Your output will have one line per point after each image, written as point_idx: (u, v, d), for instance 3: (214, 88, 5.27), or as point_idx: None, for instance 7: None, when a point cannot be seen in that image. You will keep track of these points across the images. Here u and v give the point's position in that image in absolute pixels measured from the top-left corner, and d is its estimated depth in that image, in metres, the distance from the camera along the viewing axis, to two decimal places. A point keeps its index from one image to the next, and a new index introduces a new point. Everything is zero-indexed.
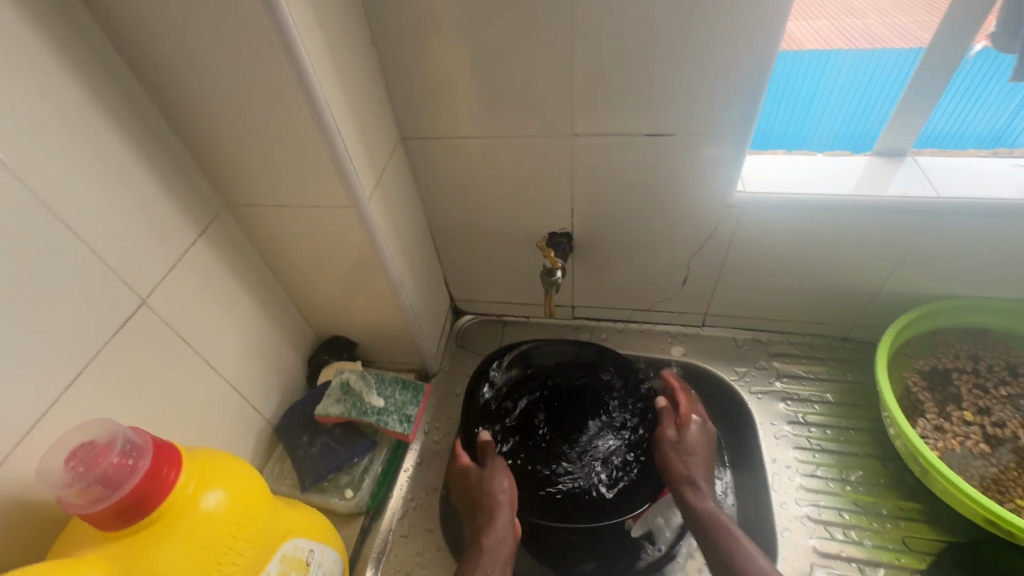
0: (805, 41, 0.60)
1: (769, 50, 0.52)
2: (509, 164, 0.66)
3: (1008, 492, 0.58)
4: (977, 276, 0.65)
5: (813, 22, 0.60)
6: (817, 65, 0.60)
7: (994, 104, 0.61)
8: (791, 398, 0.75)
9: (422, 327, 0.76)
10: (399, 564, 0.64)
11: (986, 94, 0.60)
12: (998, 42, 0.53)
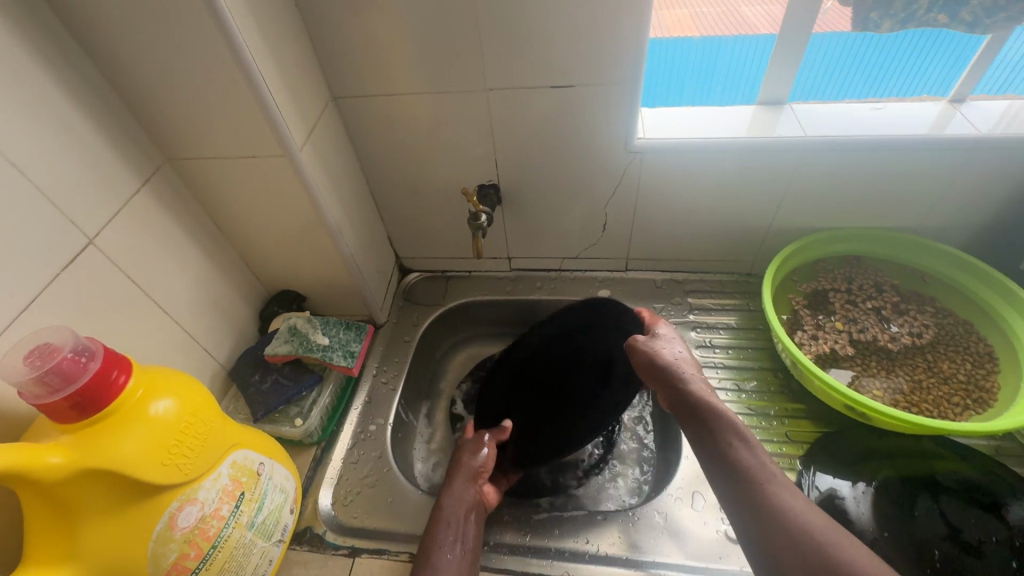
0: (760, 26, 0.69)
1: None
2: (436, 120, 0.73)
3: (867, 385, 0.68)
4: (847, 208, 0.76)
5: (767, 7, 0.69)
6: (756, 49, 0.71)
7: (936, 81, 0.72)
8: (700, 326, 0.84)
9: (366, 278, 0.82)
10: (350, 485, 0.71)
11: (930, 71, 0.71)
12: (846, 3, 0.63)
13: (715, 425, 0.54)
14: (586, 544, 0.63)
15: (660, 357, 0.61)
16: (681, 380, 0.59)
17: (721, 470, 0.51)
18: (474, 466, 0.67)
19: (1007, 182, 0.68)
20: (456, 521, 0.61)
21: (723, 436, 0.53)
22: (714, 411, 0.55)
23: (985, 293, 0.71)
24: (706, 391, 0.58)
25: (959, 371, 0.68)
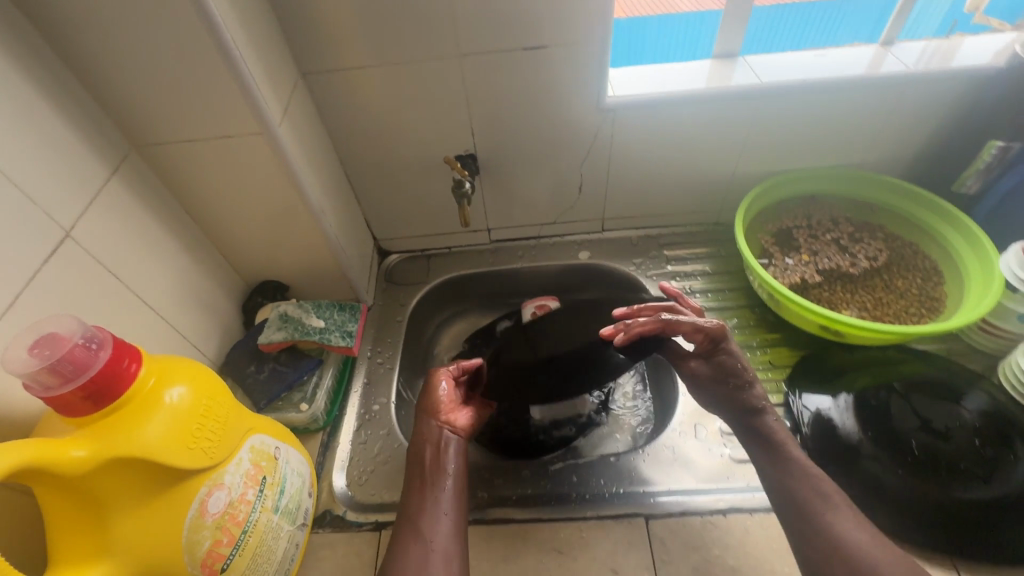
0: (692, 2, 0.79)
1: None
2: (409, 91, 0.72)
3: (836, 306, 0.75)
4: (800, 151, 0.82)
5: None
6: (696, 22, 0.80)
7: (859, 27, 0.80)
8: (678, 276, 0.89)
9: (350, 259, 0.81)
10: (363, 464, 0.70)
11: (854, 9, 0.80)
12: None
13: (783, 464, 0.55)
14: (605, 486, 0.65)
15: (715, 396, 0.62)
16: (755, 415, 0.59)
17: (788, 510, 0.52)
18: (426, 404, 0.64)
19: (936, 112, 0.76)
20: (429, 461, 0.59)
21: (790, 476, 0.53)
22: (786, 451, 0.56)
23: (925, 215, 0.78)
24: (779, 428, 0.58)
25: (912, 287, 0.75)
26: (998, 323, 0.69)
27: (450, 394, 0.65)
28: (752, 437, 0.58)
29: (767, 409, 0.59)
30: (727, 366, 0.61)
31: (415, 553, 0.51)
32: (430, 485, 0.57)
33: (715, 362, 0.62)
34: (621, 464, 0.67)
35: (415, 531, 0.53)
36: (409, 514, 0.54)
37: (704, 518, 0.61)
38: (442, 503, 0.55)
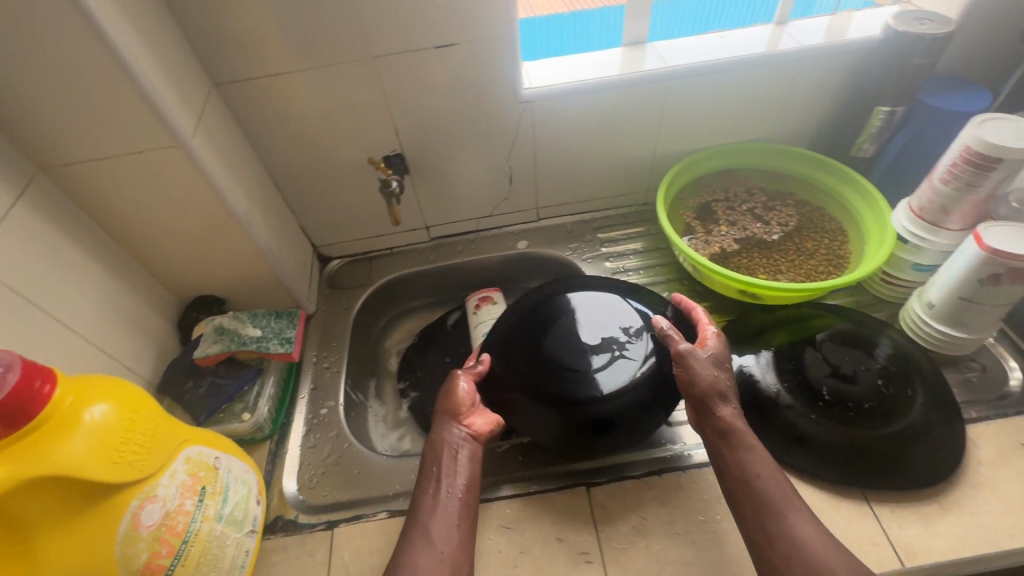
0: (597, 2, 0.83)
1: None
2: (327, 95, 0.73)
3: (754, 271, 0.80)
4: (713, 129, 0.87)
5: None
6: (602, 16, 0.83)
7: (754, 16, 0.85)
8: (612, 257, 0.93)
9: (287, 266, 0.81)
10: (313, 467, 0.71)
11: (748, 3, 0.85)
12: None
13: (743, 458, 0.56)
14: (549, 462, 0.68)
15: (697, 386, 0.59)
16: (728, 414, 0.58)
17: (746, 511, 0.53)
18: (449, 406, 0.64)
19: (829, 84, 0.82)
20: (444, 463, 0.59)
21: (747, 471, 0.55)
22: (738, 445, 0.57)
23: (828, 179, 0.84)
24: (733, 419, 0.58)
25: (820, 247, 0.81)
26: (895, 273, 0.75)
27: (472, 398, 0.65)
28: (719, 433, 0.58)
29: (728, 398, 0.59)
30: (721, 360, 0.61)
31: (424, 556, 0.51)
32: (444, 487, 0.57)
33: (709, 354, 0.61)
34: None
35: (424, 534, 0.53)
36: (421, 516, 0.55)
37: (640, 480, 0.65)
38: (451, 508, 0.55)
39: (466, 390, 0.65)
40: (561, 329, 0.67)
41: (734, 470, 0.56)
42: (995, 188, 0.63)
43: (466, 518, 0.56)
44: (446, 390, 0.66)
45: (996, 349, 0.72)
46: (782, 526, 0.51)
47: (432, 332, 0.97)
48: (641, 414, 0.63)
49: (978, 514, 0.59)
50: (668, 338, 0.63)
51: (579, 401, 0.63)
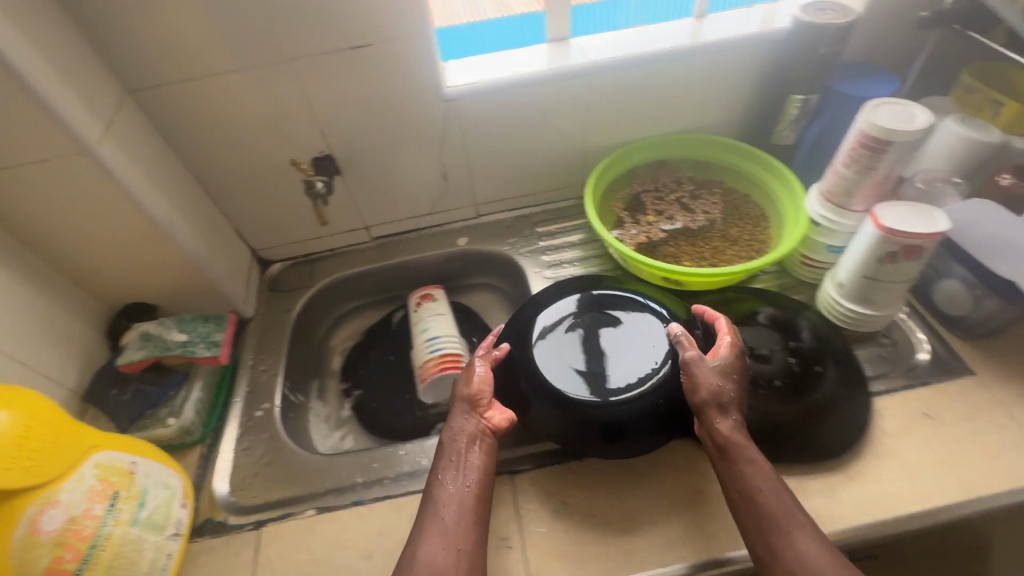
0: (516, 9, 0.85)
1: None
2: (246, 98, 0.73)
3: (680, 258, 0.82)
4: (640, 122, 0.88)
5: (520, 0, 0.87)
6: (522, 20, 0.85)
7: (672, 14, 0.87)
8: (549, 250, 0.94)
9: (219, 270, 0.81)
10: (246, 469, 0.71)
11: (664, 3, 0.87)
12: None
13: (740, 473, 0.56)
14: None
15: (698, 393, 0.59)
16: (734, 429, 0.58)
17: (748, 522, 0.54)
18: (467, 392, 0.65)
19: (747, 74, 0.84)
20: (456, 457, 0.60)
21: (745, 487, 0.55)
22: (737, 458, 0.57)
23: (751, 167, 0.87)
24: (733, 432, 0.58)
25: (743, 233, 0.83)
26: (812, 255, 0.78)
27: (490, 384, 0.65)
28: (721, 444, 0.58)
29: (727, 409, 0.59)
30: (730, 371, 0.61)
31: (433, 551, 0.53)
32: (456, 480, 0.58)
33: (716, 363, 0.61)
34: None
35: (436, 531, 0.54)
36: (432, 510, 0.56)
37: None
38: (460, 503, 0.56)
39: (481, 376, 0.66)
40: (575, 336, 0.72)
41: (738, 483, 0.56)
42: (892, 169, 0.66)
43: (479, 510, 0.57)
44: (466, 375, 0.67)
45: (908, 326, 0.74)
46: (784, 544, 0.52)
47: (378, 331, 0.98)
48: (650, 424, 0.64)
49: (881, 482, 0.61)
50: (680, 343, 0.64)
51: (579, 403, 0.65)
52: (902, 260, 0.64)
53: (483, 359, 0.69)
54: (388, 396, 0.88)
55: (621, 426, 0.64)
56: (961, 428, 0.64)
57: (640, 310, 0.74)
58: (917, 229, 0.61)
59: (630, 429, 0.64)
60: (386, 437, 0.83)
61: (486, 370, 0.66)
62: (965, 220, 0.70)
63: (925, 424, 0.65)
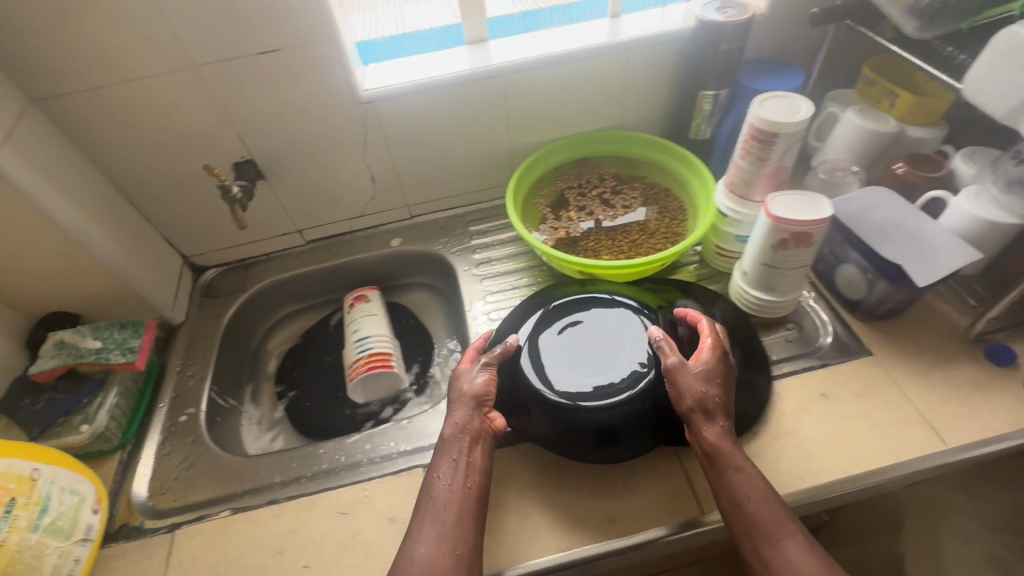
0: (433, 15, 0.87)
1: None
2: (157, 105, 0.74)
3: (598, 252, 0.84)
4: (562, 120, 0.90)
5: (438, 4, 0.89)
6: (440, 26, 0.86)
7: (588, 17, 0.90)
8: (481, 248, 0.96)
9: (141, 277, 0.81)
10: (165, 473, 0.71)
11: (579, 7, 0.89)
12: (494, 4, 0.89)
13: (727, 479, 0.57)
14: (392, 447, 0.71)
15: (683, 400, 0.61)
16: (722, 435, 0.59)
17: (739, 528, 0.55)
18: (468, 390, 0.66)
19: (662, 71, 0.87)
20: (454, 458, 0.60)
21: (734, 494, 0.56)
22: (725, 466, 0.58)
23: (669, 160, 0.89)
24: (720, 439, 0.59)
25: (661, 227, 0.85)
26: (725, 246, 0.80)
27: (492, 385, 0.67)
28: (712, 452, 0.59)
29: (713, 416, 0.60)
30: (713, 376, 0.62)
31: (422, 550, 0.53)
32: (452, 476, 0.59)
33: (698, 370, 0.63)
34: (410, 426, 0.73)
35: (434, 533, 0.54)
36: (427, 513, 0.56)
37: None
38: (457, 501, 0.57)
39: (481, 378, 0.67)
40: (566, 338, 0.73)
41: (725, 489, 0.57)
42: (783, 159, 0.68)
43: (473, 509, 0.57)
44: (467, 373, 0.68)
45: (814, 310, 0.77)
46: (774, 551, 0.53)
47: (315, 333, 0.99)
48: (636, 425, 0.66)
49: (776, 462, 0.63)
50: (660, 349, 0.65)
51: (560, 406, 0.66)
52: (793, 247, 0.66)
53: (490, 358, 0.69)
54: (321, 397, 0.89)
55: (607, 429, 0.66)
56: (854, 407, 0.67)
57: (617, 311, 0.76)
58: (803, 217, 0.63)
59: (618, 432, 0.66)
60: (316, 437, 0.84)
61: (488, 373, 0.67)
62: (862, 206, 0.73)
63: (821, 404, 0.68)
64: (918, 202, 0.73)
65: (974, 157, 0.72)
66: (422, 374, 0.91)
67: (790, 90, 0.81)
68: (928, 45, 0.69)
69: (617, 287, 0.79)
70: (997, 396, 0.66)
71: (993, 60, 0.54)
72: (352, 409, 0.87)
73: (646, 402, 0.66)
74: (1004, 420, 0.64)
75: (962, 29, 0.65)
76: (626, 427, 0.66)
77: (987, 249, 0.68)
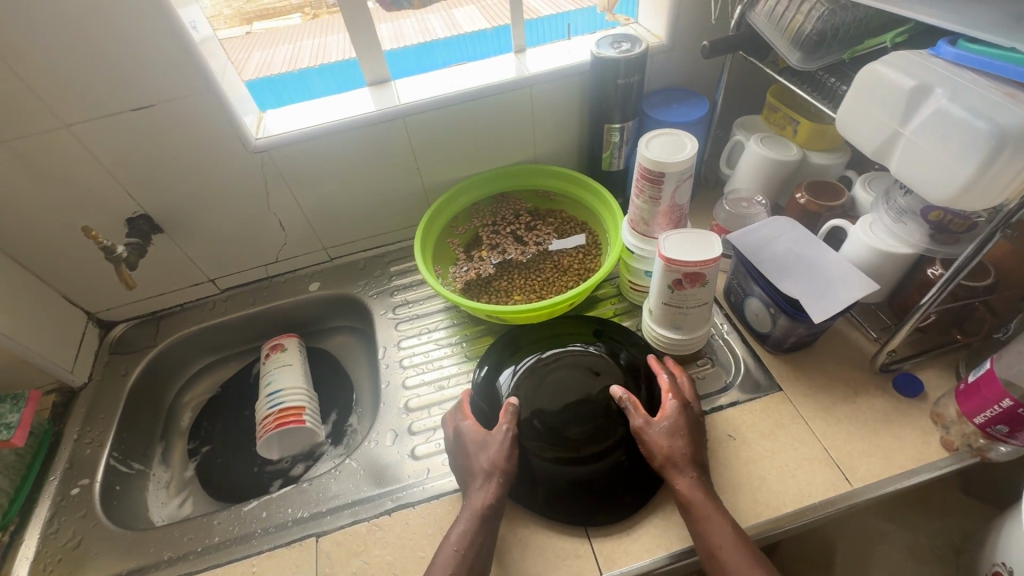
0: (330, 51, 0.85)
1: (166, 16, 0.63)
2: (30, 166, 0.71)
3: (511, 294, 0.83)
4: (474, 157, 0.89)
5: (337, 37, 0.86)
6: (337, 66, 0.84)
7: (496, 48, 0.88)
8: (400, 289, 0.93)
9: (30, 343, 0.77)
10: (49, 556, 0.67)
11: (484, 38, 0.87)
12: (393, 36, 0.87)
13: (701, 530, 0.55)
14: (290, 513, 0.68)
15: (653, 458, 0.61)
16: (694, 486, 0.58)
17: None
18: (487, 462, 0.61)
19: (569, 103, 0.86)
20: (462, 537, 0.56)
21: (706, 545, 0.54)
22: (696, 516, 0.56)
23: (580, 191, 0.90)
24: (691, 491, 0.57)
25: (574, 263, 0.86)
26: (637, 281, 0.78)
27: (510, 458, 0.61)
28: (685, 504, 0.57)
29: (682, 467, 0.59)
30: (678, 428, 0.61)
31: None
32: (464, 545, 0.56)
33: (663, 424, 0.62)
34: (311, 488, 0.70)
35: None
36: None
37: (370, 522, 0.65)
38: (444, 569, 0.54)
39: (500, 450, 0.62)
40: (529, 384, 0.73)
41: (699, 542, 0.55)
42: (677, 197, 0.67)
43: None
44: (483, 441, 0.63)
45: (727, 344, 0.76)
46: None
47: (233, 384, 0.95)
48: (620, 481, 0.64)
49: (676, 512, 0.61)
50: (625, 408, 0.64)
51: (553, 467, 0.66)
52: (689, 286, 0.64)
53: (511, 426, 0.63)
54: (233, 453, 0.85)
55: (593, 486, 0.64)
56: (760, 448, 0.65)
57: (572, 353, 0.76)
58: (691, 257, 0.62)
59: (616, 488, 0.64)
60: (225, 498, 0.80)
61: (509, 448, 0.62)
62: (765, 236, 0.70)
63: (728, 446, 0.66)
64: (821, 232, 0.72)
65: (873, 184, 0.72)
66: (339, 424, 0.88)
67: (695, 119, 0.80)
68: (813, 74, 0.68)
69: (563, 328, 0.80)
70: (901, 429, 0.64)
71: (858, 97, 0.54)
72: (263, 466, 0.83)
73: (622, 453, 0.66)
74: (909, 456, 0.62)
75: (843, 59, 0.64)
76: (614, 484, 0.64)
77: (884, 278, 0.68)
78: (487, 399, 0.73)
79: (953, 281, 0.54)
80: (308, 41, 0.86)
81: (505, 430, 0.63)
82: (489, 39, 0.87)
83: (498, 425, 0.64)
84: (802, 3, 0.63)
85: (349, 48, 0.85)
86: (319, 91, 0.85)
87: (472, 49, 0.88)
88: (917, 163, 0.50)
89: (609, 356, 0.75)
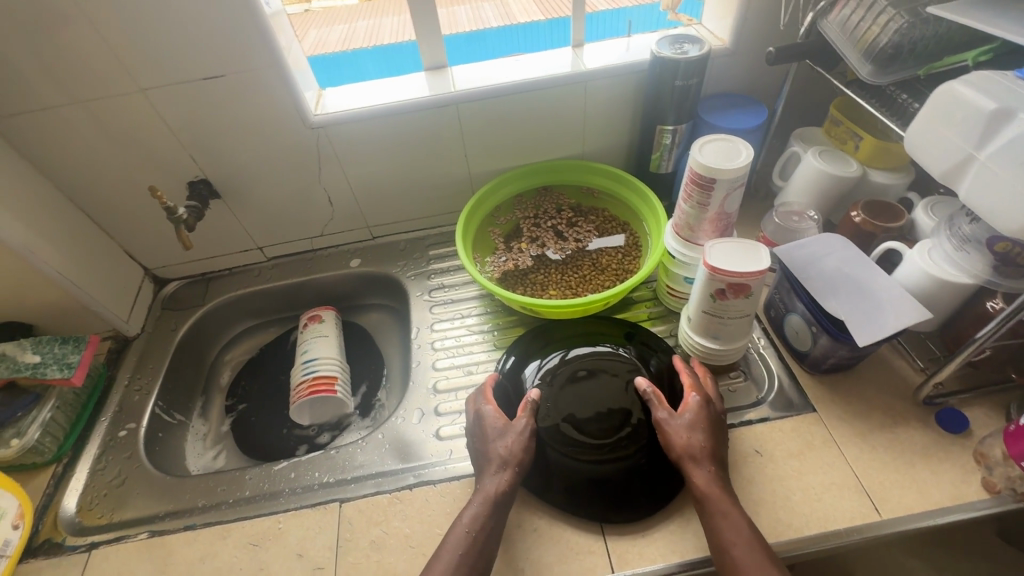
0: (386, 33, 0.88)
1: None
2: (107, 126, 0.75)
3: (547, 288, 0.84)
4: (522, 150, 0.89)
5: (393, 19, 0.89)
6: (394, 48, 0.86)
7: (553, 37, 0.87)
8: (438, 273, 0.95)
9: (93, 291, 0.82)
10: (96, 489, 0.72)
11: (540, 29, 0.88)
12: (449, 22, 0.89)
13: (713, 524, 0.55)
14: (316, 478, 0.70)
15: (671, 450, 0.60)
16: (710, 480, 0.57)
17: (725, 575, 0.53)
18: (504, 450, 0.62)
19: (623, 102, 0.85)
20: (473, 517, 0.57)
21: (717, 540, 0.54)
22: (711, 510, 0.56)
23: (625, 192, 0.89)
24: (708, 485, 0.57)
25: (612, 263, 0.85)
26: (676, 286, 0.78)
27: (526, 454, 0.62)
28: (700, 497, 0.57)
29: (701, 461, 0.59)
30: (699, 423, 0.61)
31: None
32: (476, 528, 0.57)
33: (685, 418, 0.61)
34: (337, 456, 0.72)
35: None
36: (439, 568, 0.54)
37: (391, 495, 0.67)
38: (460, 545, 0.56)
39: (518, 440, 0.62)
40: (553, 381, 0.74)
41: (710, 536, 0.55)
42: (725, 205, 0.66)
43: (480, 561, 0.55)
44: (503, 428, 0.63)
45: (762, 359, 0.75)
46: None
47: (271, 349, 0.99)
48: (636, 484, 0.64)
49: (692, 520, 0.61)
50: (648, 401, 0.64)
51: (570, 462, 0.66)
52: (732, 297, 0.63)
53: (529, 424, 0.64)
54: (267, 414, 0.89)
55: (609, 486, 0.64)
56: (787, 467, 0.64)
57: (600, 355, 0.77)
58: (736, 268, 0.60)
59: (632, 490, 0.63)
60: (256, 455, 0.84)
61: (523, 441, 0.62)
62: (813, 253, 0.68)
63: (753, 462, 0.65)
64: (874, 253, 0.70)
65: (935, 209, 0.69)
66: (368, 397, 0.90)
67: (750, 126, 0.78)
68: (882, 90, 0.65)
69: (596, 326, 0.80)
70: (939, 465, 0.62)
71: (933, 116, 0.52)
72: (294, 429, 0.87)
73: (641, 457, 0.66)
74: (946, 493, 0.60)
75: (918, 75, 0.61)
76: (631, 487, 0.64)
77: (937, 307, 0.65)
78: (512, 390, 0.74)
79: (1016, 314, 0.51)
80: (361, 22, 0.91)
81: (525, 422, 0.64)
82: (544, 31, 0.88)
83: (518, 417, 0.64)
84: (878, 14, 0.60)
85: (405, 28, 0.86)
86: (374, 71, 0.86)
87: (524, 39, 0.88)
88: (990, 191, 0.48)
89: (640, 362, 0.75)
